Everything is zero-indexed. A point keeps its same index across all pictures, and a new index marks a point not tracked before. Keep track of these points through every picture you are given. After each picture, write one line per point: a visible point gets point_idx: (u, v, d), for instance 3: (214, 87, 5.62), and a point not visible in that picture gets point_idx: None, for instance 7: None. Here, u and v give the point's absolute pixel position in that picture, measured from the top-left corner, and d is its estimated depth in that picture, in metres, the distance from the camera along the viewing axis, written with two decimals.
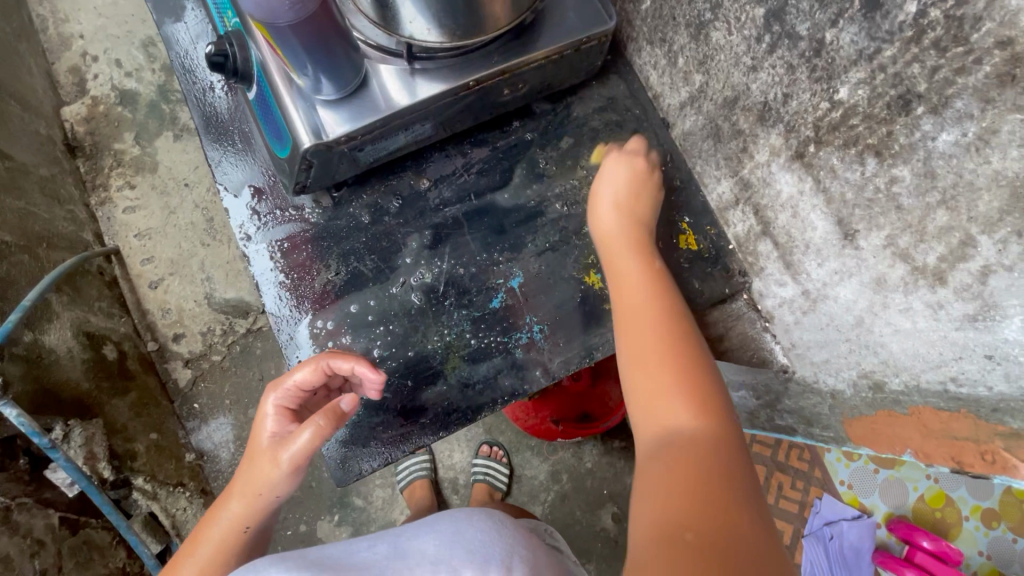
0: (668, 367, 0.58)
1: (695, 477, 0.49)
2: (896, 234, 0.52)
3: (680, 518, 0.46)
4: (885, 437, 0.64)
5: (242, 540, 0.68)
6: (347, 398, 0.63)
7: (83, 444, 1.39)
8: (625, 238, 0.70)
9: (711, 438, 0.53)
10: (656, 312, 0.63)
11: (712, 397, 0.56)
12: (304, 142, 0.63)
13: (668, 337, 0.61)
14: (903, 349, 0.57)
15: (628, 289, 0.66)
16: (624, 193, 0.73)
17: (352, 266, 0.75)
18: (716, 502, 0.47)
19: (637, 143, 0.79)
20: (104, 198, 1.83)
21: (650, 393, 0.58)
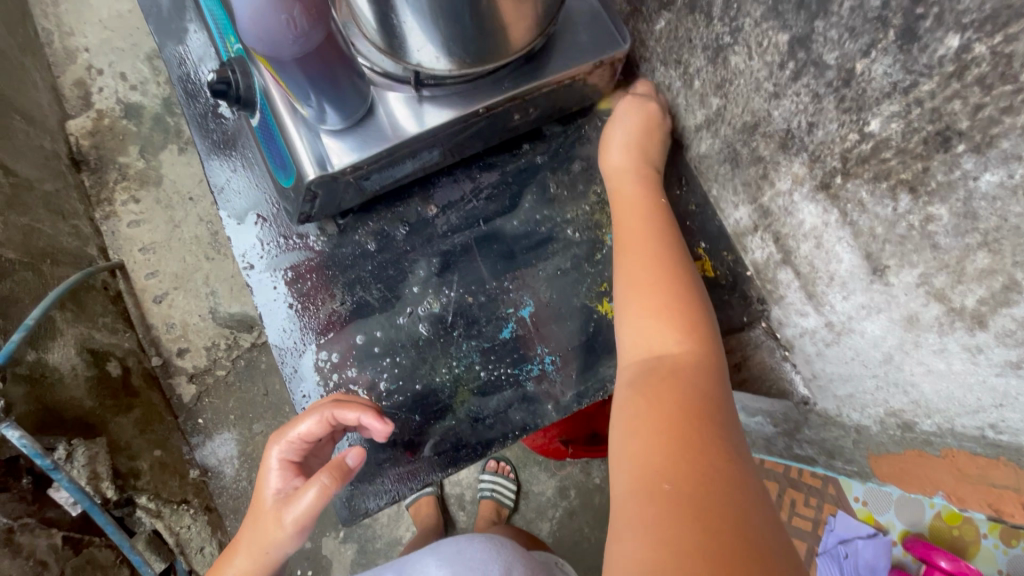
0: (659, 294, 0.62)
1: (675, 409, 0.53)
2: (931, 273, 0.49)
3: (659, 454, 0.50)
4: (916, 475, 0.63)
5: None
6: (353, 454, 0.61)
7: (87, 463, 1.37)
8: (630, 173, 0.73)
9: (701, 373, 0.56)
10: (652, 253, 0.65)
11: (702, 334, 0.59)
12: (308, 172, 0.61)
13: (664, 278, 0.63)
14: (936, 390, 0.54)
15: (632, 228, 0.68)
16: (635, 129, 0.73)
17: (357, 296, 0.73)
18: (694, 438, 0.50)
19: (643, 88, 0.78)
20: (109, 212, 1.82)
21: (646, 328, 0.61)
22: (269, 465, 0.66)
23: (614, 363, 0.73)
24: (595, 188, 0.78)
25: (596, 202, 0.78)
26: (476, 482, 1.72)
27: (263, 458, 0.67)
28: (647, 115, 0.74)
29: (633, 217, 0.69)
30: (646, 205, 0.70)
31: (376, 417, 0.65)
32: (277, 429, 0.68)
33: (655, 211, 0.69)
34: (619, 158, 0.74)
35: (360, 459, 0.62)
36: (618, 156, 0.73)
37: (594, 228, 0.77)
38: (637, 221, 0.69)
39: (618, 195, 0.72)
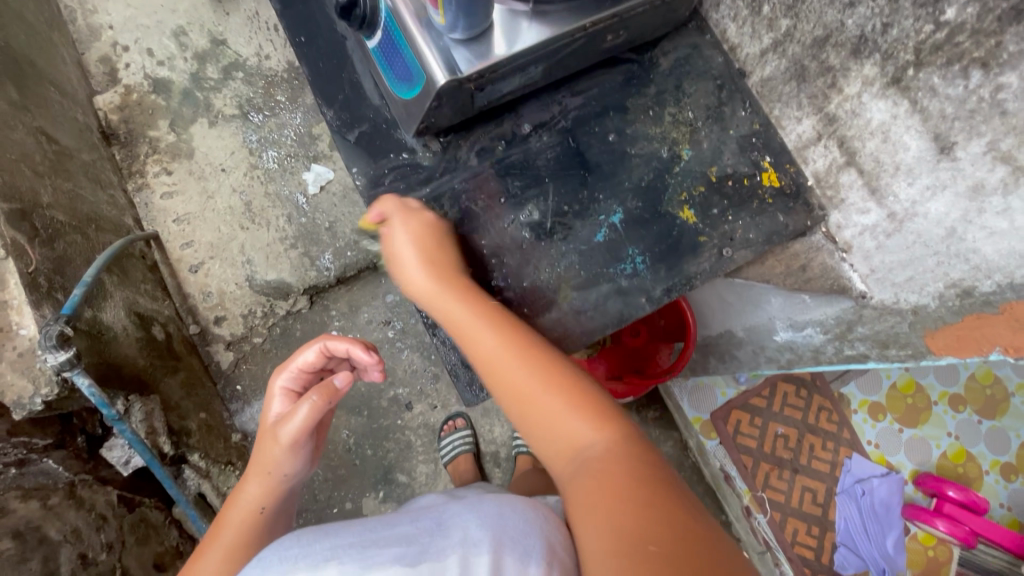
0: (557, 398, 0.66)
1: (621, 490, 0.57)
2: (999, 138, 0.58)
3: (628, 529, 0.53)
4: (973, 340, 0.71)
5: (260, 517, 0.82)
6: (339, 371, 0.80)
7: (144, 418, 1.38)
8: (433, 287, 0.74)
9: (619, 445, 0.63)
10: (514, 348, 0.69)
11: (603, 409, 0.66)
12: (439, 77, 0.68)
13: (535, 364, 0.68)
14: (997, 250, 0.63)
15: (478, 330, 0.70)
16: (423, 240, 0.76)
17: (462, 205, 0.80)
18: (653, 505, 0.55)
19: (390, 200, 0.78)
20: (141, 184, 1.84)
21: (548, 423, 0.66)
22: (274, 391, 0.87)
23: (698, 262, 0.81)
24: (669, 110, 0.86)
25: (671, 122, 0.86)
26: (511, 440, 1.79)
27: (269, 387, 0.87)
28: (428, 224, 0.77)
29: (487, 334, 0.70)
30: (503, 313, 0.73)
31: (363, 349, 0.85)
32: (280, 363, 0.88)
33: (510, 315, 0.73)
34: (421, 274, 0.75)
35: (345, 377, 0.80)
36: (417, 271, 0.74)
37: (671, 144, 0.85)
38: (495, 336, 0.70)
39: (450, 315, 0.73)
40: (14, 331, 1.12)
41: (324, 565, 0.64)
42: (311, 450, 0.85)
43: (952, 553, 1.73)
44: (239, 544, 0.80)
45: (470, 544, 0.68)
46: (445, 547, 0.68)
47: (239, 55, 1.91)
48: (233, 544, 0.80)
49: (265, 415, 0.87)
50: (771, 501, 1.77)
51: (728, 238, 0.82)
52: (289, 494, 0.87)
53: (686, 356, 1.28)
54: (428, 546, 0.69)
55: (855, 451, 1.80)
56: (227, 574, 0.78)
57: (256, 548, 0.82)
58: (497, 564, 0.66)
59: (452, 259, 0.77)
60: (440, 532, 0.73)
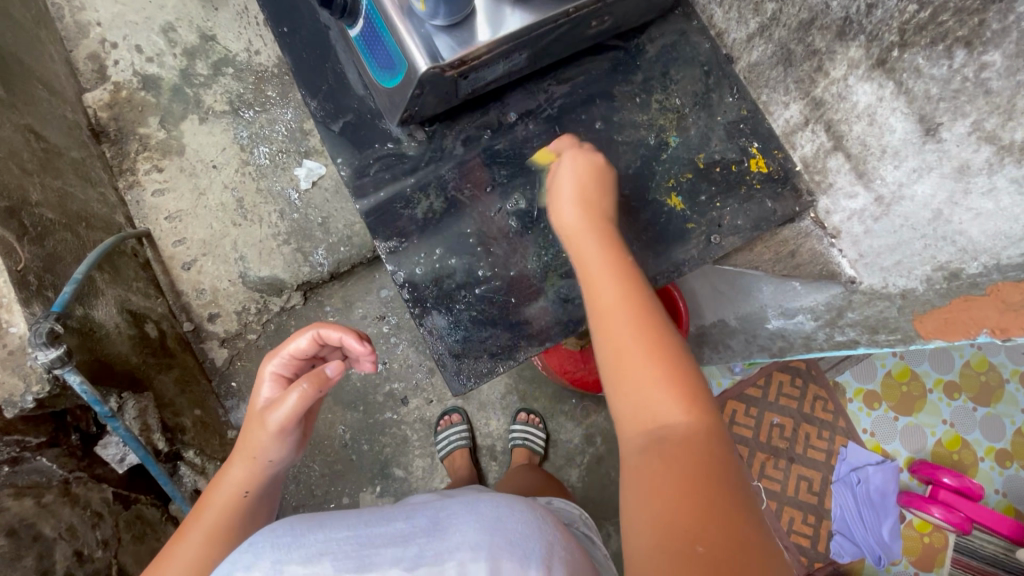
0: (656, 364, 0.62)
1: (690, 475, 0.54)
2: (984, 118, 0.58)
3: (685, 520, 0.51)
4: (961, 323, 0.71)
5: (243, 503, 0.82)
6: (328, 361, 0.79)
7: (137, 416, 1.40)
8: (584, 229, 0.72)
9: (709, 443, 0.57)
10: (630, 305, 0.66)
11: (703, 397, 0.60)
12: (421, 64, 0.67)
13: (641, 325, 0.64)
14: (983, 231, 0.63)
15: (601, 283, 0.68)
16: (584, 183, 0.75)
17: (449, 194, 0.80)
18: (718, 507, 0.52)
19: (568, 140, 0.80)
20: (132, 182, 1.82)
21: (635, 390, 0.62)
22: (263, 376, 0.85)
23: (686, 249, 0.81)
24: (656, 97, 0.86)
25: (658, 109, 0.85)
26: (507, 433, 1.80)
27: (258, 371, 0.85)
28: (592, 163, 0.77)
29: (607, 283, 0.68)
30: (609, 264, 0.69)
31: (357, 338, 0.84)
32: (272, 347, 0.86)
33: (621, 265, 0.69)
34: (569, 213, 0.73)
35: (336, 367, 0.80)
36: (570, 208, 0.72)
37: (658, 132, 0.85)
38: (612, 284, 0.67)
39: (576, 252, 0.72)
40: (3, 330, 1.11)
41: (317, 561, 0.64)
42: (299, 437, 0.85)
43: (947, 539, 1.74)
44: (222, 529, 0.79)
45: (469, 548, 0.66)
46: (443, 552, 0.65)
47: (228, 51, 1.90)
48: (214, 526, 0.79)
49: (254, 399, 0.85)
50: (767, 490, 1.77)
51: (717, 225, 0.82)
52: (273, 479, 0.86)
53: (679, 346, 1.28)
54: (424, 548, 0.66)
55: (850, 440, 1.81)
56: (206, 558, 0.76)
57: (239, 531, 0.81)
58: (495, 568, 0.63)
59: (610, 208, 0.75)
60: (437, 531, 0.69)
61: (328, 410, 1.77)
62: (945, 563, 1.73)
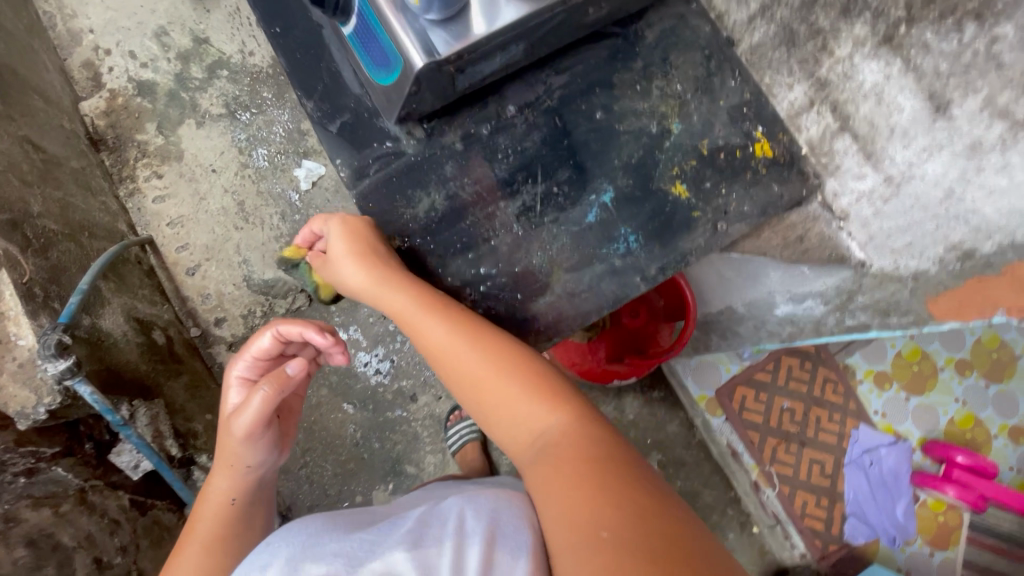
0: (507, 384, 0.71)
1: (576, 473, 0.64)
2: (995, 93, 0.57)
3: (584, 510, 0.60)
4: (975, 303, 0.70)
5: (233, 508, 0.87)
6: (286, 361, 0.82)
7: (149, 423, 1.42)
8: (382, 284, 0.74)
9: (572, 429, 0.69)
10: (456, 342, 0.72)
11: (560, 399, 0.71)
12: (417, 60, 0.66)
13: (480, 359, 0.71)
14: (998, 209, 0.62)
15: (421, 323, 0.74)
16: (348, 233, 0.77)
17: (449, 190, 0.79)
18: (604, 483, 0.62)
19: (321, 209, 0.84)
20: (132, 189, 1.82)
21: (503, 412, 0.72)
22: (232, 381, 0.89)
23: (692, 238, 0.80)
24: (657, 84, 0.84)
25: (659, 96, 0.84)
26: None
27: (226, 377, 0.89)
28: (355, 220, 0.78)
29: (434, 330, 0.73)
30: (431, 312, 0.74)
31: (318, 331, 0.87)
32: (238, 350, 0.90)
33: (440, 309, 0.74)
34: (352, 274, 0.76)
35: (296, 365, 0.82)
36: (353, 272, 0.75)
37: (660, 119, 0.83)
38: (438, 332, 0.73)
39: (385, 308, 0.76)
40: (12, 342, 1.12)
41: (329, 561, 0.68)
42: (275, 438, 0.88)
43: (963, 518, 1.73)
44: (217, 536, 0.86)
45: (465, 535, 0.70)
46: (441, 537, 0.70)
47: (222, 53, 1.88)
48: (207, 534, 0.85)
49: (224, 405, 0.90)
50: (779, 475, 1.77)
51: (723, 212, 0.81)
52: (261, 481, 0.90)
53: (686, 334, 1.26)
54: (426, 536, 0.71)
55: (861, 422, 1.80)
56: (209, 562, 0.84)
57: (235, 534, 0.88)
58: (488, 556, 0.66)
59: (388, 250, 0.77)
60: (435, 520, 0.74)
61: (338, 410, 1.77)
62: (961, 542, 1.72)
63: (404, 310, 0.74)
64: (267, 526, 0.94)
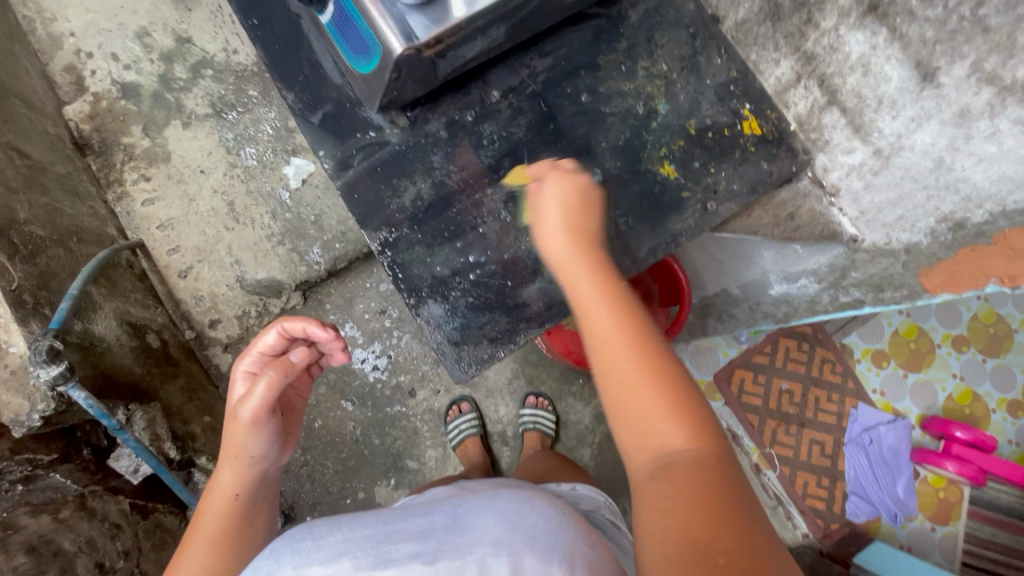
0: (651, 383, 0.59)
1: (704, 501, 0.52)
2: (983, 58, 0.56)
3: (705, 535, 0.50)
4: (968, 273, 0.70)
5: (237, 504, 0.81)
6: (292, 346, 0.79)
7: (146, 426, 1.40)
8: (573, 256, 0.67)
9: (710, 461, 0.55)
10: (621, 327, 0.62)
11: (700, 415, 0.58)
12: (395, 46, 0.65)
13: (635, 346, 0.61)
14: (987, 176, 0.61)
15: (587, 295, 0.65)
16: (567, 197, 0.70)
17: (436, 178, 0.78)
18: (735, 527, 0.51)
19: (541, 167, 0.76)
20: (120, 193, 1.80)
21: (633, 414, 0.59)
22: (236, 375, 0.86)
23: (682, 219, 0.79)
24: (642, 64, 0.83)
25: (644, 77, 0.83)
26: (517, 418, 1.80)
27: (232, 372, 0.86)
28: (576, 183, 0.73)
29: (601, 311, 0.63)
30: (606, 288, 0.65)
31: (320, 324, 0.86)
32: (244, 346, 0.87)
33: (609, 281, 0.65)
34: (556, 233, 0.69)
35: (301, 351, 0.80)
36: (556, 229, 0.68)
37: (646, 100, 0.82)
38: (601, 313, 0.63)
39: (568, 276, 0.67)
40: (4, 350, 1.10)
41: (338, 560, 0.66)
42: (280, 432, 0.85)
43: (963, 492, 1.74)
44: (223, 532, 0.80)
45: (490, 542, 0.66)
46: (463, 546, 0.66)
47: (206, 52, 1.86)
48: (211, 532, 0.79)
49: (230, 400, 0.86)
50: (780, 456, 1.77)
51: (713, 191, 0.80)
52: (264, 479, 0.85)
53: (681, 318, 1.25)
54: (445, 543, 0.67)
55: (861, 401, 1.80)
56: (215, 562, 0.78)
57: (238, 535, 0.81)
58: (516, 563, 0.64)
59: (598, 231, 0.70)
60: (453, 525, 0.70)
61: (337, 407, 1.77)
62: (961, 517, 1.73)
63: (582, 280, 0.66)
64: (272, 533, 0.87)
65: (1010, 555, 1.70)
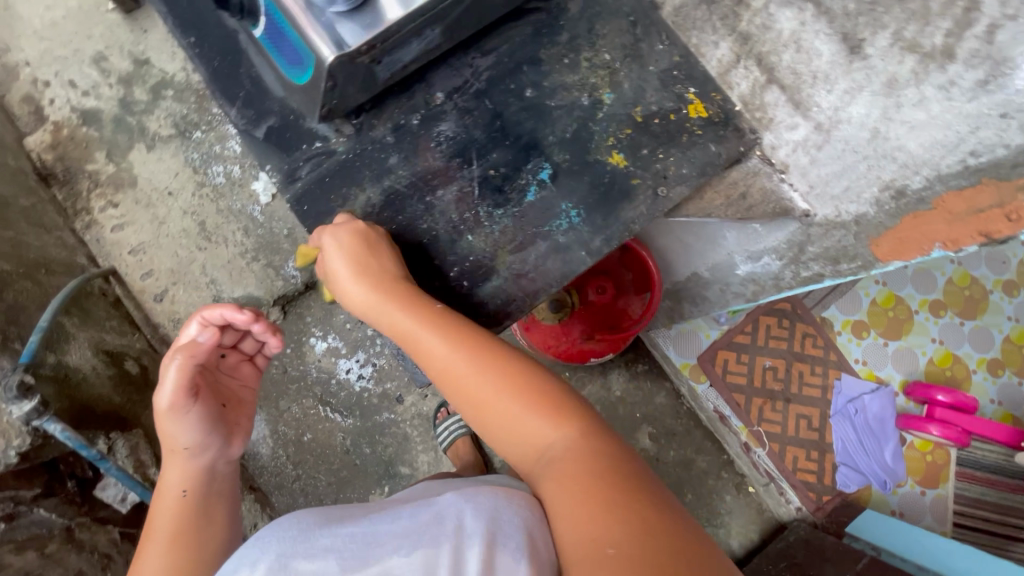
0: (516, 398, 0.67)
1: (592, 488, 0.59)
2: (902, 28, 0.56)
3: (595, 523, 0.56)
4: (914, 240, 0.70)
5: (186, 498, 0.86)
6: (200, 334, 0.83)
7: (130, 453, 1.40)
8: (380, 301, 0.71)
9: (584, 446, 0.63)
10: (464, 362, 0.68)
11: (570, 414, 0.66)
12: (327, 54, 0.64)
13: (489, 371, 0.68)
14: (920, 143, 0.62)
15: (423, 339, 0.70)
16: (350, 254, 0.72)
17: (385, 185, 0.78)
18: (620, 503, 0.57)
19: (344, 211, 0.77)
20: (88, 221, 1.78)
21: (508, 425, 0.67)
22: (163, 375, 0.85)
23: (634, 206, 0.79)
24: (584, 56, 0.83)
25: (588, 68, 0.83)
26: None
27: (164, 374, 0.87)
28: (359, 232, 0.73)
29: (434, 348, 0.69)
30: (441, 324, 0.70)
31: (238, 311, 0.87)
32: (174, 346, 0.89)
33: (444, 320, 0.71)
34: (356, 292, 0.73)
35: (213, 336, 0.82)
36: (358, 291, 0.72)
37: (591, 91, 0.82)
38: (440, 350, 0.69)
39: (392, 329, 0.72)
40: None
41: (321, 556, 0.62)
42: (214, 418, 0.88)
43: (950, 454, 1.77)
44: (178, 530, 0.84)
45: (466, 538, 0.63)
46: (441, 540, 0.63)
47: (165, 73, 1.84)
48: (165, 531, 0.83)
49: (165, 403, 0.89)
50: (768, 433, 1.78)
51: (662, 176, 0.81)
52: (215, 469, 0.90)
53: (655, 305, 1.27)
54: (423, 539, 0.63)
55: (844, 372, 1.82)
56: (172, 557, 0.82)
57: (194, 531, 0.85)
58: (489, 557, 0.61)
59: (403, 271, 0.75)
60: (432, 519, 0.66)
61: (325, 419, 1.76)
62: (950, 478, 1.76)
63: (408, 328, 0.70)
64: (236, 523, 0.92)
65: (999, 511, 1.73)
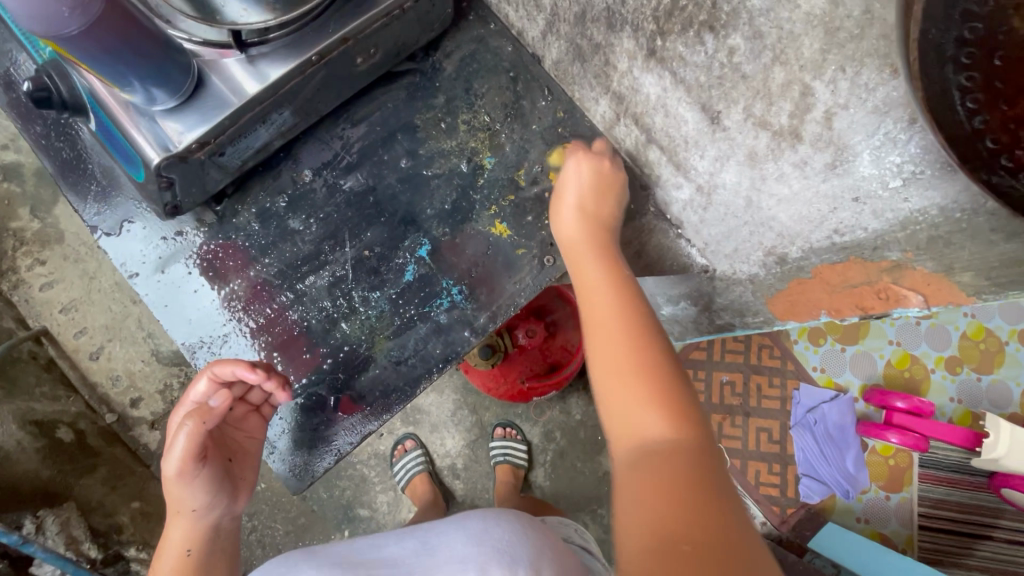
0: (629, 361, 0.56)
1: (678, 482, 0.47)
2: (750, 104, 0.53)
3: (671, 519, 0.45)
4: (803, 303, 0.68)
5: (190, 567, 0.64)
6: (217, 386, 0.64)
7: (61, 530, 1.22)
8: (586, 240, 0.68)
9: (687, 437, 0.51)
10: (619, 309, 0.60)
11: (682, 396, 0.54)
12: (153, 157, 0.59)
13: (622, 323, 0.59)
14: (790, 216, 0.58)
15: (590, 277, 0.64)
16: (587, 192, 0.70)
17: (252, 276, 0.73)
18: (705, 507, 0.45)
19: (598, 145, 0.76)
20: (14, 281, 1.46)
21: (609, 393, 0.56)
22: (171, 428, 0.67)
23: (517, 279, 0.75)
24: (463, 118, 0.79)
25: (466, 131, 0.79)
26: None
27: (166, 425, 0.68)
28: (597, 168, 0.72)
29: (602, 291, 0.62)
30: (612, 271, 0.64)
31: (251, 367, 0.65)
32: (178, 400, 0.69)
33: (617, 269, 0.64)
34: (571, 222, 0.70)
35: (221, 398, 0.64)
36: (574, 219, 0.69)
37: (470, 156, 0.78)
38: (606, 293, 0.62)
39: (577, 267, 0.67)
40: None
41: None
42: (224, 478, 0.66)
43: (912, 457, 1.53)
44: None
45: (458, 560, 0.64)
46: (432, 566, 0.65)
47: None
48: None
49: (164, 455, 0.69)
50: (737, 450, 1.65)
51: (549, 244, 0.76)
52: (222, 531, 0.68)
53: None
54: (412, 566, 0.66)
55: (801, 381, 1.58)
56: None
57: None
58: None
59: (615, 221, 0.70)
60: (424, 549, 0.69)
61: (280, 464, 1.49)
62: (914, 481, 1.52)
63: (596, 266, 0.65)
64: None
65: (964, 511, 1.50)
